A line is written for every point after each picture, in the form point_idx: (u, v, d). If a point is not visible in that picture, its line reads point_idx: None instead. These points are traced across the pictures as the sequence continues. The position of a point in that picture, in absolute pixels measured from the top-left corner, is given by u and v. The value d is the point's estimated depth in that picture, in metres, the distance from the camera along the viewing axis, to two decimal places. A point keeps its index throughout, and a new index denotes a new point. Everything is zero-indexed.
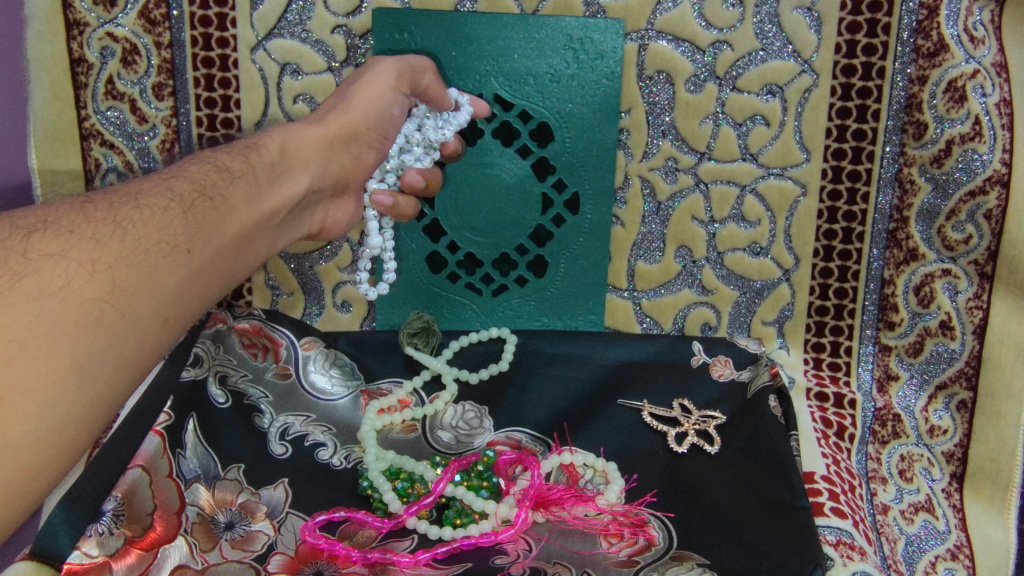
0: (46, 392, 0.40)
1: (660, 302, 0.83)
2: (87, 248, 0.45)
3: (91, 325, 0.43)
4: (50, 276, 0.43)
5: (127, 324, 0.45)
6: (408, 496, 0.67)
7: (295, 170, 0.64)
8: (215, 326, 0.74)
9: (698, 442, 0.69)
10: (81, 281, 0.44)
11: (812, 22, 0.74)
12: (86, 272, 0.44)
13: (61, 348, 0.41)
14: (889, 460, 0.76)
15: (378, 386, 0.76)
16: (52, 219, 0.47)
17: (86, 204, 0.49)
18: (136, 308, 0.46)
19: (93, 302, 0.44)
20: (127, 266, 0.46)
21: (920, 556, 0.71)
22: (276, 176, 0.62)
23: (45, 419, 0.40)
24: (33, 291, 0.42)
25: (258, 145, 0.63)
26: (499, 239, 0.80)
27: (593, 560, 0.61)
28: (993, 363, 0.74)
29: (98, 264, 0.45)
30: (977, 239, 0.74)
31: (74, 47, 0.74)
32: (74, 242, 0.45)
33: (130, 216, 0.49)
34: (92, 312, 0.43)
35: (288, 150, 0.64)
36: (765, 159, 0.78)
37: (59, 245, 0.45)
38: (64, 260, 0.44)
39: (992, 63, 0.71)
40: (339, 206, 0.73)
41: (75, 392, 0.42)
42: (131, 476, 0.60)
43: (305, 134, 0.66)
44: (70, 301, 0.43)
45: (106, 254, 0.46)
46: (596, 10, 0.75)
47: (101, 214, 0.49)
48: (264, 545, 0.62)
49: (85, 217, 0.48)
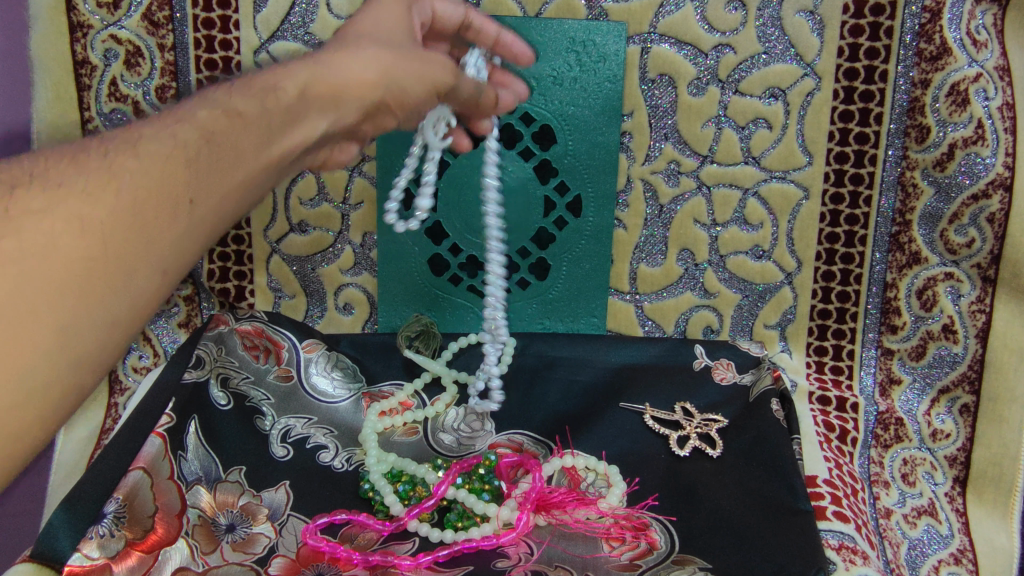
0: (21, 369, 0.34)
1: (662, 305, 0.83)
2: (76, 203, 0.38)
3: (76, 291, 0.37)
4: (32, 235, 0.36)
5: (120, 290, 0.39)
6: (409, 499, 0.66)
7: (311, 114, 0.51)
8: (217, 329, 0.74)
9: (700, 445, 0.69)
10: (72, 239, 0.37)
11: (815, 25, 0.74)
12: (74, 231, 0.37)
13: (44, 319, 0.35)
14: (892, 464, 0.75)
15: (379, 388, 0.76)
16: (25, 172, 0.40)
17: (74, 154, 0.42)
18: (134, 274, 0.39)
19: (83, 264, 0.37)
20: (123, 227, 0.39)
21: (924, 561, 0.68)
22: (290, 120, 0.50)
23: (31, 402, 0.35)
24: (12, 251, 0.35)
25: (276, 83, 0.50)
26: (502, 242, 0.80)
27: (595, 563, 0.60)
28: (997, 367, 0.74)
29: (90, 224, 0.37)
30: (980, 242, 0.73)
31: (78, 49, 0.74)
32: (61, 196, 0.38)
33: (126, 165, 0.41)
34: (80, 275, 0.37)
35: (308, 92, 0.51)
36: (767, 163, 0.78)
37: (43, 200, 0.37)
38: (48, 218, 0.36)
39: (994, 67, 0.71)
40: (345, 149, 0.65)
41: (54, 363, 0.36)
42: (133, 478, 0.60)
43: (330, 77, 0.52)
44: (55, 265, 0.36)
45: (96, 211, 0.38)
46: (598, 13, 0.75)
47: (93, 162, 0.40)
48: (265, 547, 0.61)
49: (79, 167, 0.40)
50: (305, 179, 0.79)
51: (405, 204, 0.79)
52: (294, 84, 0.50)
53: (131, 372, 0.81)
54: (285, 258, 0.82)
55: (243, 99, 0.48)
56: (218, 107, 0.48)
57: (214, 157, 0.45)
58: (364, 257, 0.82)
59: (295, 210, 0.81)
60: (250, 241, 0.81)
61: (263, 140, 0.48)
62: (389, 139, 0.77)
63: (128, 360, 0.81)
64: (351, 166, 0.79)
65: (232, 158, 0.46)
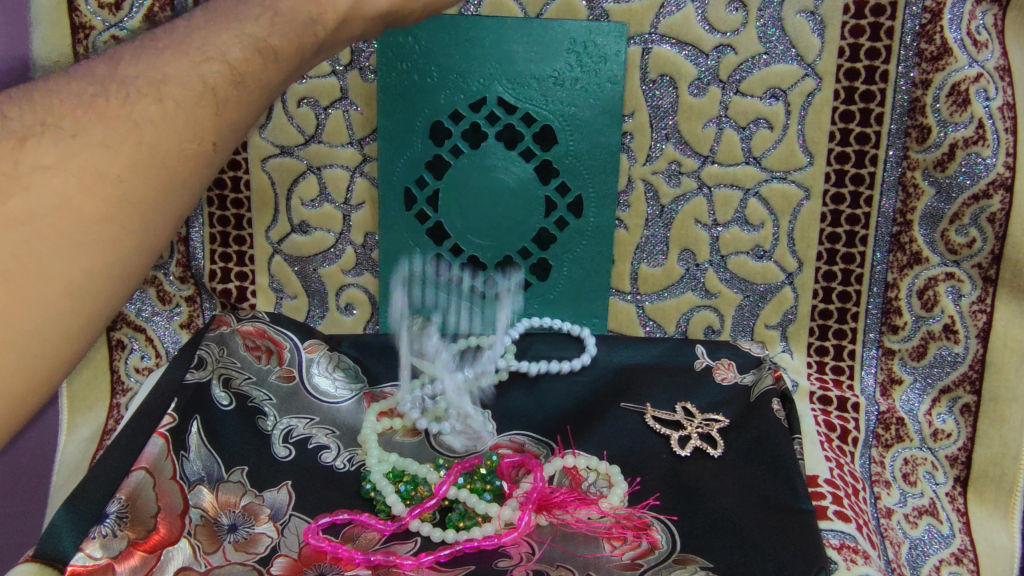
0: (36, 319, 0.41)
1: (663, 306, 0.83)
2: (94, 157, 0.44)
3: (90, 243, 0.43)
4: (45, 192, 0.42)
5: (135, 239, 0.46)
6: (411, 499, 0.66)
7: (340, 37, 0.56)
8: (219, 330, 0.75)
9: (702, 445, 0.69)
10: (84, 197, 0.43)
11: (815, 25, 0.75)
12: (88, 188, 0.43)
13: (54, 271, 0.42)
14: (893, 463, 0.75)
15: (380, 389, 0.77)
16: (56, 112, 0.44)
17: (93, 95, 0.45)
18: (147, 223, 0.46)
19: (99, 221, 0.44)
20: (140, 179, 0.45)
21: (925, 561, 0.68)
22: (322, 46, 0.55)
23: None
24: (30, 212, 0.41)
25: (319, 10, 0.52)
26: (503, 242, 0.80)
27: (596, 563, 0.59)
28: (997, 367, 0.74)
29: (106, 176, 0.44)
30: (981, 242, 0.74)
31: (80, 50, 0.74)
32: (79, 148, 0.43)
33: (148, 113, 0.45)
34: (95, 230, 0.44)
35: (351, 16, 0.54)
36: (768, 163, 0.79)
37: (58, 154, 0.43)
38: (61, 175, 0.43)
39: (995, 67, 0.71)
40: None
41: (64, 316, 0.43)
42: (136, 478, 0.61)
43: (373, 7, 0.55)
44: (69, 224, 0.43)
45: (114, 164, 0.44)
46: (599, 15, 0.76)
47: (112, 109, 0.45)
48: (267, 547, 0.60)
49: (93, 112, 0.45)
50: (307, 179, 0.80)
51: (407, 204, 0.79)
52: (333, 12, 0.53)
53: (132, 372, 0.81)
54: (286, 258, 0.82)
55: (273, 31, 0.50)
56: (247, 37, 0.49)
57: (239, 101, 0.49)
58: (365, 258, 0.82)
59: (296, 211, 0.81)
60: (252, 242, 0.82)
61: (295, 64, 0.53)
62: (391, 139, 0.77)
63: (131, 360, 0.81)
64: (353, 166, 0.80)
65: (256, 96, 0.50)
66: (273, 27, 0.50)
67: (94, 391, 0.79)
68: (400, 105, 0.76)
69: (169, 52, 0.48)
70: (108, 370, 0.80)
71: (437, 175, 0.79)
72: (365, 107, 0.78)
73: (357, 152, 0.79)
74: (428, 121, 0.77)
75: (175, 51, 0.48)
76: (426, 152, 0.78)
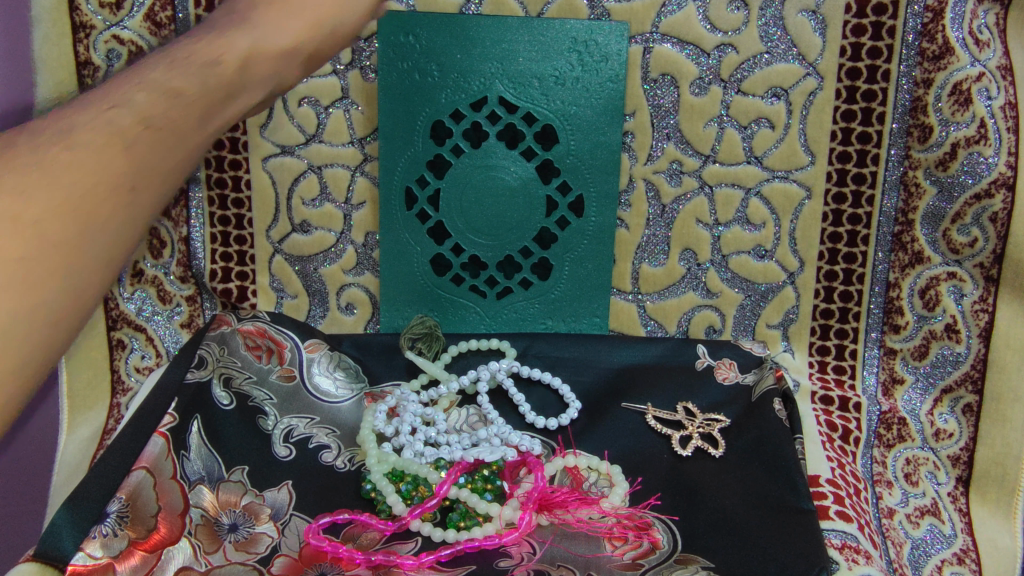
0: None
1: (665, 306, 0.83)
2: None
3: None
4: None
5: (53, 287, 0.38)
6: (412, 498, 0.66)
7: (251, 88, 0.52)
8: (220, 329, 0.75)
9: (703, 445, 0.69)
10: None
11: (817, 25, 0.74)
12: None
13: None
14: (895, 463, 0.75)
15: (381, 389, 0.77)
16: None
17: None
18: (60, 273, 0.39)
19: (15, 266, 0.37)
20: (58, 223, 0.39)
21: (927, 561, 0.68)
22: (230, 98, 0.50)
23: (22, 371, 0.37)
24: None
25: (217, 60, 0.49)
26: (504, 242, 0.80)
27: (597, 563, 0.59)
28: (999, 367, 0.74)
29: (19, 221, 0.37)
30: (983, 241, 0.73)
31: (80, 49, 0.74)
32: None
33: (60, 158, 0.40)
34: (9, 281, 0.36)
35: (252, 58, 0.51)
36: (769, 163, 0.79)
37: None
38: None
39: (997, 66, 0.71)
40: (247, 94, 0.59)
41: None
42: (136, 478, 0.61)
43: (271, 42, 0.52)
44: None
45: (30, 209, 0.38)
46: (600, 13, 0.76)
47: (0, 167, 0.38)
48: (268, 547, 0.60)
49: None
50: (307, 179, 0.80)
51: (407, 204, 0.79)
52: (235, 56, 0.50)
53: (132, 372, 0.81)
54: (286, 258, 0.82)
55: (177, 77, 0.47)
56: (151, 86, 0.46)
57: (156, 146, 0.45)
58: (366, 257, 0.83)
59: (297, 210, 0.81)
60: (253, 242, 0.82)
61: (203, 116, 0.48)
62: (392, 138, 0.77)
63: (131, 359, 0.81)
64: (354, 166, 0.80)
65: (172, 141, 0.46)
66: (174, 71, 0.47)
67: (94, 390, 0.79)
68: (401, 104, 0.76)
69: (62, 114, 0.43)
70: (108, 370, 0.80)
71: (438, 175, 0.78)
72: (365, 107, 0.78)
73: (357, 152, 0.80)
74: (429, 120, 0.76)
75: (70, 112, 0.44)
76: (427, 152, 0.77)
